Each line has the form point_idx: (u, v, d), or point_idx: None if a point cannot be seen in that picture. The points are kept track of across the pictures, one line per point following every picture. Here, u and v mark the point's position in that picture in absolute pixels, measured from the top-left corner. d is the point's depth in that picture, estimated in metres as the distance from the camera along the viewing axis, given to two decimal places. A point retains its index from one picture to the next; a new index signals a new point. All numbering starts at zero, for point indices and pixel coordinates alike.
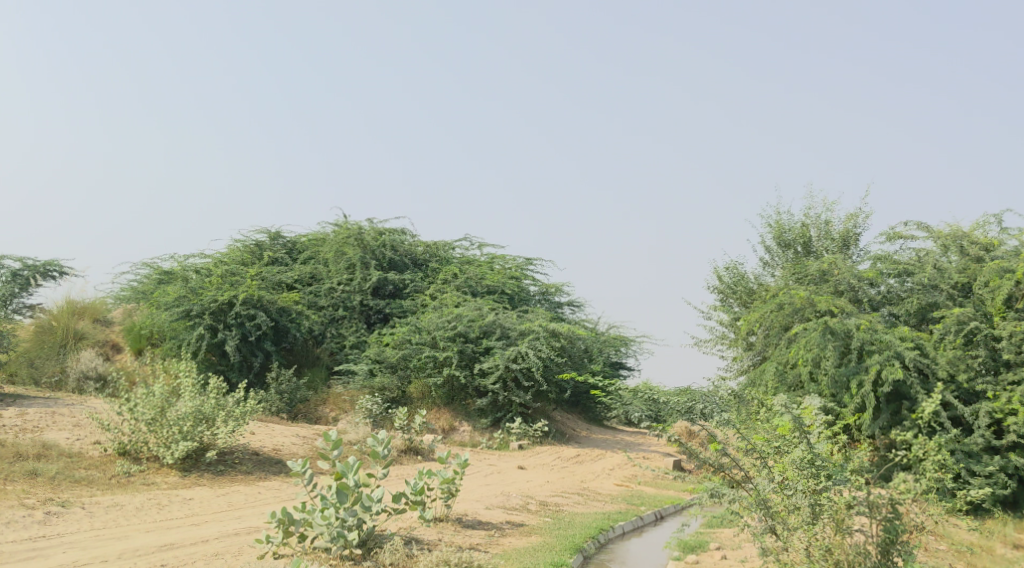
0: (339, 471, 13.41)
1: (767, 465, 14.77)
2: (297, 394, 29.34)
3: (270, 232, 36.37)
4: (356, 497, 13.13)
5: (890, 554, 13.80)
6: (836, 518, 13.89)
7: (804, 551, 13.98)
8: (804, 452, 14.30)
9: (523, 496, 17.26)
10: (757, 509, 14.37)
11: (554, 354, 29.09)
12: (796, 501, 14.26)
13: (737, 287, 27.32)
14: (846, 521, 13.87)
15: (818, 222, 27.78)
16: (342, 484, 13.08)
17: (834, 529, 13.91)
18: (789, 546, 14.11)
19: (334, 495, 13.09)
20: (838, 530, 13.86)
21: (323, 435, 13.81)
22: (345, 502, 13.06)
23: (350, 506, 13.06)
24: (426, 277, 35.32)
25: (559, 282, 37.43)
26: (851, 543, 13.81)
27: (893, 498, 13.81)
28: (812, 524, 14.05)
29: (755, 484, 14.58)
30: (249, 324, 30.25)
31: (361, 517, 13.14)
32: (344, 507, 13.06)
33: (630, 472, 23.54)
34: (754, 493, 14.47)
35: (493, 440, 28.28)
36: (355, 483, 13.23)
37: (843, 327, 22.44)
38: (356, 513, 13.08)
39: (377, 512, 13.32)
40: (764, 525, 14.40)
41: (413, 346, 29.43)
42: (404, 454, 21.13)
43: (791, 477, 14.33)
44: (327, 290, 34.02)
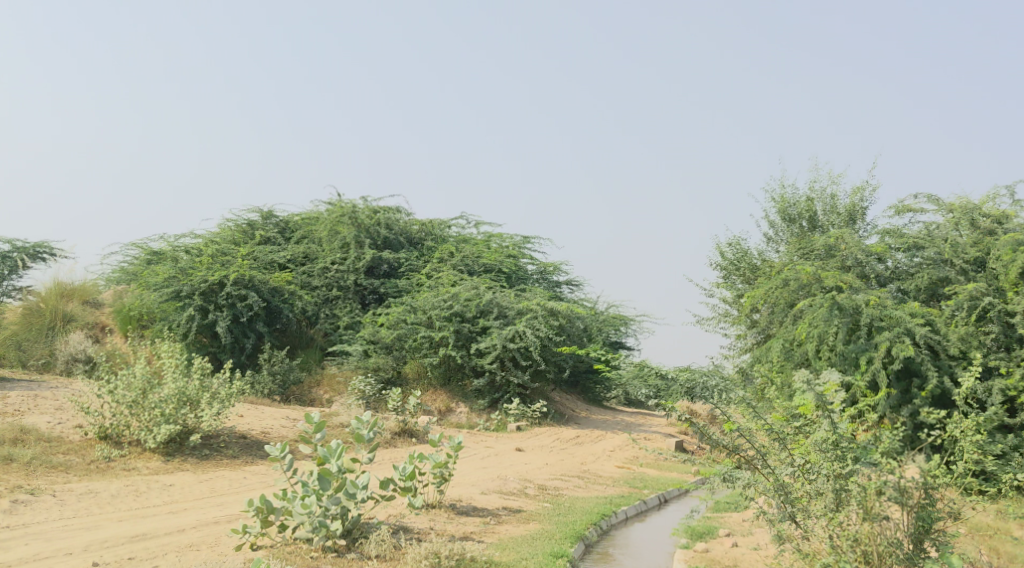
0: (321, 456, 12.72)
1: (787, 447, 14.13)
2: (291, 376, 28.62)
3: (262, 211, 35.59)
4: (339, 484, 12.52)
5: (923, 543, 13.30)
6: (865, 505, 13.22)
7: (829, 541, 13.39)
8: (826, 434, 13.57)
9: (521, 480, 16.59)
10: (775, 494, 13.71)
11: (552, 333, 28.48)
12: (818, 486, 13.60)
13: (740, 264, 26.61)
14: (875, 507, 13.21)
15: (824, 196, 27.06)
16: (324, 470, 12.44)
17: (862, 517, 13.24)
18: (811, 536, 13.56)
19: (316, 481, 12.45)
20: (867, 518, 13.20)
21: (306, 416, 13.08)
22: (328, 489, 12.44)
23: (333, 494, 12.45)
24: (421, 256, 34.60)
25: (558, 261, 36.74)
26: (881, 533, 13.21)
27: (925, 483, 13.26)
28: (836, 512, 13.37)
29: (772, 467, 13.94)
30: (241, 305, 29.56)
31: (345, 505, 12.51)
32: (326, 495, 12.43)
33: (631, 454, 22.92)
34: (772, 478, 13.82)
35: (490, 422, 27.63)
36: (338, 469, 12.53)
37: (851, 303, 21.73)
38: (339, 502, 12.46)
39: (362, 500, 12.65)
40: (782, 511, 13.77)
41: (409, 326, 28.65)
42: (399, 437, 20.48)
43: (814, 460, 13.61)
44: (320, 269, 33.27)
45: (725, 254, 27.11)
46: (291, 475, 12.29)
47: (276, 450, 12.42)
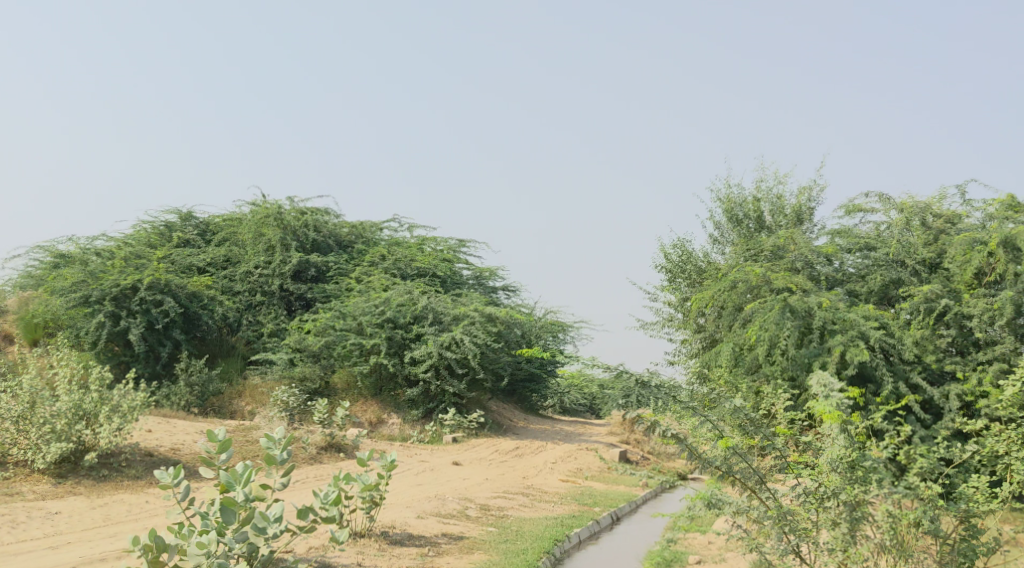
0: (225, 482, 11.17)
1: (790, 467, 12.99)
2: (210, 387, 26.68)
3: (181, 212, 33.72)
4: (246, 517, 10.97)
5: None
6: (899, 538, 12.63)
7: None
8: (842, 451, 12.71)
9: (460, 499, 15.14)
10: (777, 524, 12.33)
11: (491, 339, 27.22)
12: (832, 515, 12.48)
13: (686, 266, 25.43)
14: (910, 541, 12.64)
15: (771, 196, 25.98)
16: (228, 500, 10.91)
17: (897, 552, 12.61)
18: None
19: (219, 513, 10.90)
20: (903, 554, 12.59)
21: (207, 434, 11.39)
22: (233, 522, 10.90)
23: (238, 528, 10.90)
24: (351, 260, 32.98)
25: (494, 265, 35.35)
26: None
27: (968, 513, 12.73)
28: (851, 547, 12.37)
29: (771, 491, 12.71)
30: (156, 311, 27.77)
31: (252, 542, 10.92)
32: (230, 530, 10.86)
33: (574, 466, 21.61)
34: (774, 506, 12.43)
35: (424, 433, 26.13)
36: (245, 498, 11.02)
37: (804, 305, 20.26)
38: (244, 538, 10.87)
39: (273, 536, 11.04)
40: (785, 546, 12.37)
41: (337, 333, 27.05)
42: (325, 452, 18.89)
43: (835, 479, 12.52)
44: (243, 273, 31.45)
45: (668, 255, 25.92)
46: (191, 505, 10.58)
47: (172, 472, 10.72)
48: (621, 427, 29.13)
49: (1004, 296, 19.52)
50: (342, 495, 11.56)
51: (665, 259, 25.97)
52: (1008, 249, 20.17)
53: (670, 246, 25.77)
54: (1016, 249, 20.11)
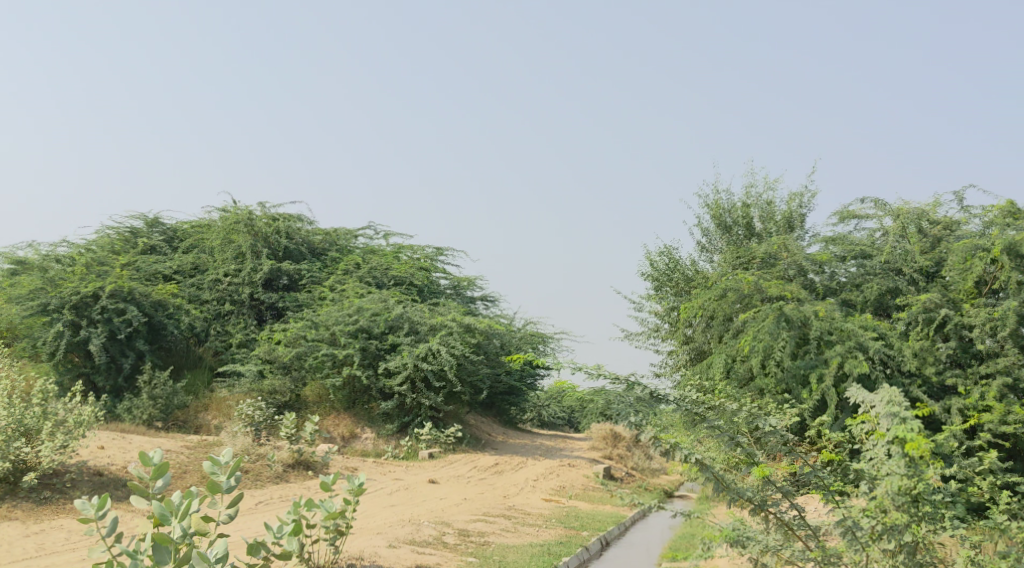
0: (161, 513, 9.84)
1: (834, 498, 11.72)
2: (175, 401, 25.39)
3: (148, 218, 32.51)
4: (181, 555, 9.78)
5: None
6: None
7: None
8: (906, 484, 11.40)
9: (435, 524, 14.03)
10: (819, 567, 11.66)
11: (469, 351, 26.11)
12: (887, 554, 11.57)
13: (673, 274, 24.41)
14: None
15: (761, 202, 25.01)
16: (161, 537, 9.70)
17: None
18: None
19: (151, 551, 9.73)
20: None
21: (145, 453, 9.91)
22: (166, 562, 9.72)
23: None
24: (324, 268, 31.81)
25: (472, 275, 34.26)
26: None
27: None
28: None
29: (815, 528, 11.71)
30: (118, 320, 26.53)
31: None
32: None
33: (556, 484, 20.50)
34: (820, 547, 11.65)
35: (399, 448, 25.02)
36: (181, 534, 9.81)
37: (800, 314, 19.19)
38: None
39: None
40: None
41: (309, 343, 25.88)
42: (292, 469, 17.73)
43: (896, 518, 11.38)
44: (210, 281, 30.20)
45: (654, 263, 24.89)
46: (118, 542, 9.41)
47: (96, 503, 9.31)
48: (603, 442, 28.01)
49: (1006, 306, 18.33)
50: (300, 527, 10.25)
51: (651, 267, 24.95)
52: (1012, 256, 18.80)
53: (655, 254, 24.73)
54: (1020, 257, 18.73)
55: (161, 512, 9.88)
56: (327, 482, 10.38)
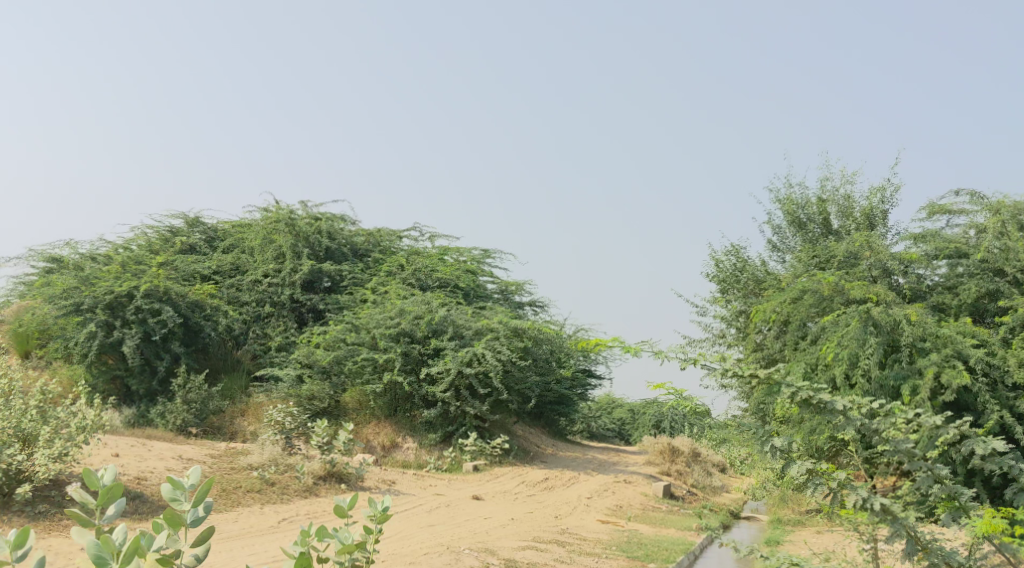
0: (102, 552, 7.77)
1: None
2: (209, 406, 24.02)
3: (188, 217, 31.12)
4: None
5: None
6: None
7: None
8: None
9: (478, 552, 12.48)
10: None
11: (516, 356, 24.44)
12: None
13: (742, 275, 22.61)
14: None
15: (838, 197, 23.15)
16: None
17: None
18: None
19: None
20: None
21: (96, 470, 7.94)
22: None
23: None
24: (367, 269, 30.34)
25: (522, 279, 32.60)
26: None
27: None
28: None
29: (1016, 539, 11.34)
30: (153, 321, 25.20)
31: None
32: None
33: (612, 504, 18.81)
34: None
35: (443, 460, 23.44)
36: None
37: (890, 317, 17.41)
38: None
39: None
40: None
41: (348, 347, 24.46)
42: (324, 483, 16.23)
43: None
44: (250, 282, 28.78)
45: (720, 263, 23.11)
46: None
47: (13, 538, 7.79)
48: (659, 457, 26.19)
49: None
50: (309, 557, 8.18)
51: (716, 268, 23.20)
52: None
53: (721, 253, 23.03)
54: None
55: (97, 559, 7.74)
56: (342, 508, 8.57)
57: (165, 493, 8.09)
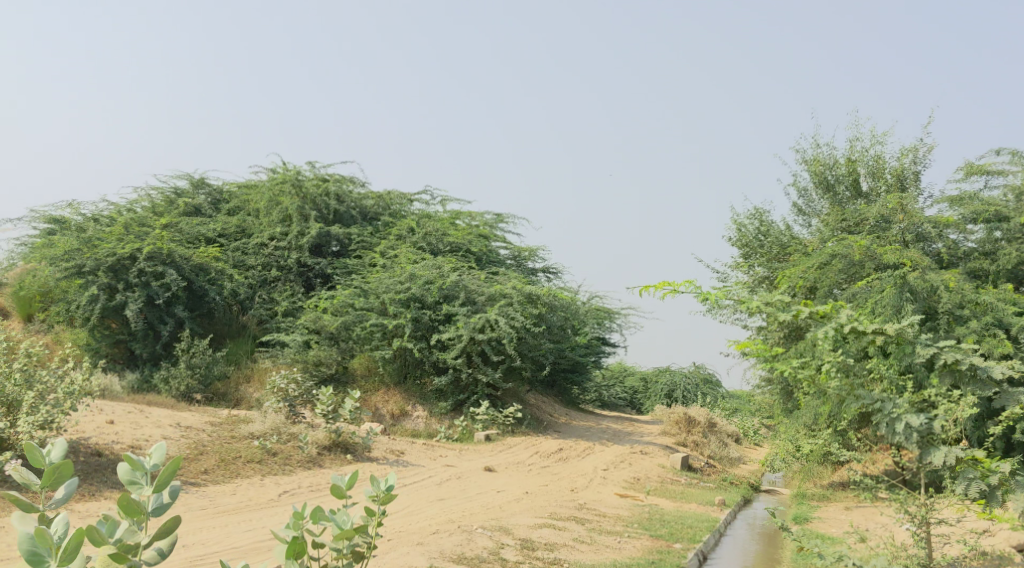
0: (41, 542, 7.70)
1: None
2: (214, 371, 23.28)
3: (193, 178, 30.28)
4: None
5: None
6: None
7: None
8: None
9: (492, 531, 11.80)
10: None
11: (530, 324, 23.68)
12: None
13: (767, 239, 21.83)
14: None
15: (867, 158, 22.44)
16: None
17: None
18: None
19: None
20: None
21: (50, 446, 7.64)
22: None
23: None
24: (376, 233, 29.56)
25: (535, 244, 31.76)
26: None
27: None
28: None
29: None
30: (156, 284, 24.45)
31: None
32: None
33: (629, 475, 18.11)
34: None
35: (453, 429, 22.75)
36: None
37: (926, 283, 17.20)
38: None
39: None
40: None
41: (356, 312, 23.73)
42: (329, 453, 15.55)
43: None
44: (255, 246, 28.08)
45: (744, 227, 22.33)
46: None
47: None
48: (675, 427, 25.47)
49: None
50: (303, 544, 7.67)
51: (740, 232, 22.43)
52: None
53: (745, 216, 22.26)
54: None
55: (32, 555, 7.65)
56: (342, 489, 7.95)
57: (124, 477, 7.94)
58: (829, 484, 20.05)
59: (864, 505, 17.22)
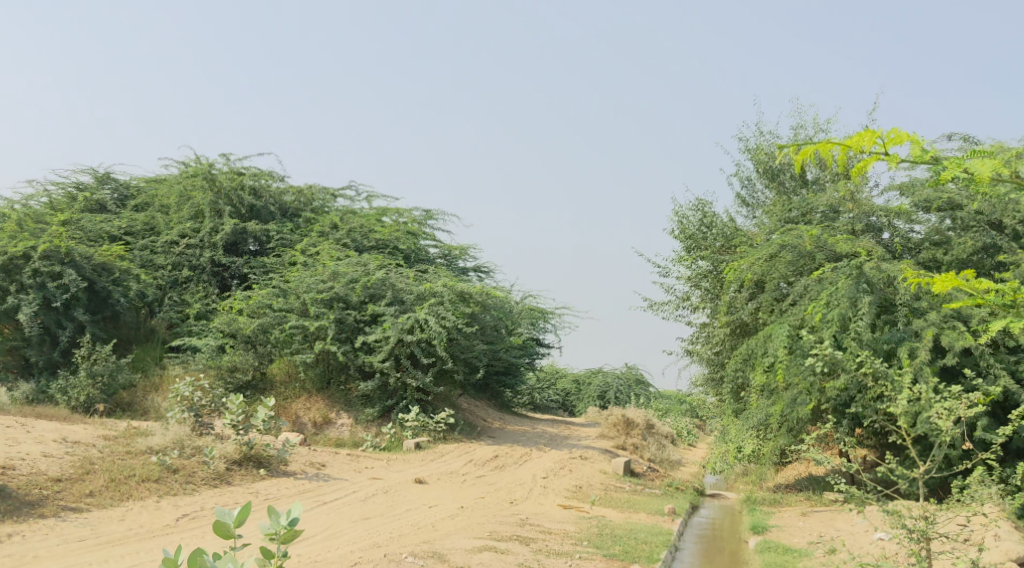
0: None
1: None
2: (119, 379, 21.48)
3: (97, 172, 28.35)
4: None
5: None
6: None
7: None
8: None
9: (425, 559, 10.44)
10: None
11: (463, 324, 22.18)
12: None
13: (710, 230, 20.69)
14: None
15: (812, 146, 21.40)
16: None
17: None
18: None
19: None
20: None
21: None
22: None
23: None
24: (297, 229, 27.88)
25: (466, 243, 30.33)
26: None
27: None
28: None
29: None
30: (53, 285, 22.54)
31: None
32: None
33: (572, 483, 16.80)
34: None
35: (381, 438, 21.26)
36: None
37: (882, 274, 15.84)
38: None
39: None
40: None
41: (275, 314, 22.09)
42: (238, 468, 14.06)
43: None
44: (164, 244, 26.26)
45: (685, 219, 21.16)
46: None
47: None
48: (614, 430, 24.12)
49: None
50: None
51: (681, 224, 21.24)
52: None
53: (687, 208, 21.10)
54: None
55: None
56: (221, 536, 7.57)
57: None
58: (779, 486, 18.93)
59: (820, 510, 16.11)
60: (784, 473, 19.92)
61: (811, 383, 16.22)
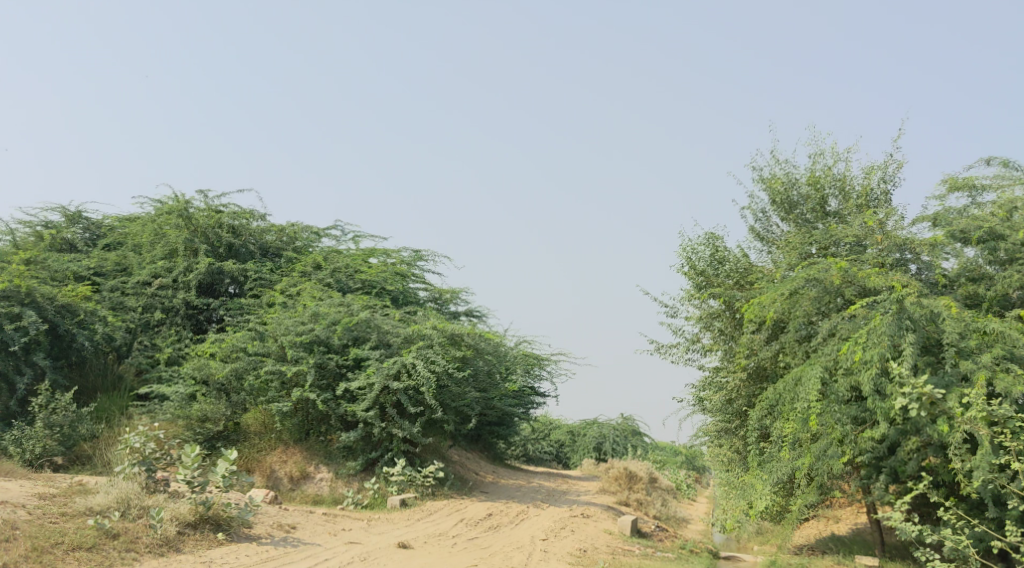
0: None
1: None
2: (79, 430, 19.67)
3: (67, 211, 26.70)
4: None
5: None
6: None
7: None
8: None
9: None
10: None
11: (454, 368, 20.47)
12: None
13: (724, 266, 19.10)
14: None
15: (832, 177, 19.94)
16: None
17: None
18: None
19: None
20: None
21: None
22: None
23: None
24: (277, 270, 26.15)
25: (456, 286, 28.68)
26: None
27: None
28: None
29: None
30: (11, 328, 20.70)
31: None
32: None
33: (575, 546, 15.06)
34: None
35: (363, 494, 19.42)
36: None
37: (925, 310, 14.19)
38: None
39: None
40: None
41: (250, 358, 20.36)
42: (189, 532, 12.68)
43: None
44: (136, 284, 24.59)
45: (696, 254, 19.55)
46: None
47: None
48: (615, 484, 22.26)
49: None
50: None
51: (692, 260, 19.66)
52: None
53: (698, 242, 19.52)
54: None
55: None
56: None
57: None
58: (801, 549, 17.06)
59: None
60: (802, 532, 18.09)
61: (843, 434, 14.48)
